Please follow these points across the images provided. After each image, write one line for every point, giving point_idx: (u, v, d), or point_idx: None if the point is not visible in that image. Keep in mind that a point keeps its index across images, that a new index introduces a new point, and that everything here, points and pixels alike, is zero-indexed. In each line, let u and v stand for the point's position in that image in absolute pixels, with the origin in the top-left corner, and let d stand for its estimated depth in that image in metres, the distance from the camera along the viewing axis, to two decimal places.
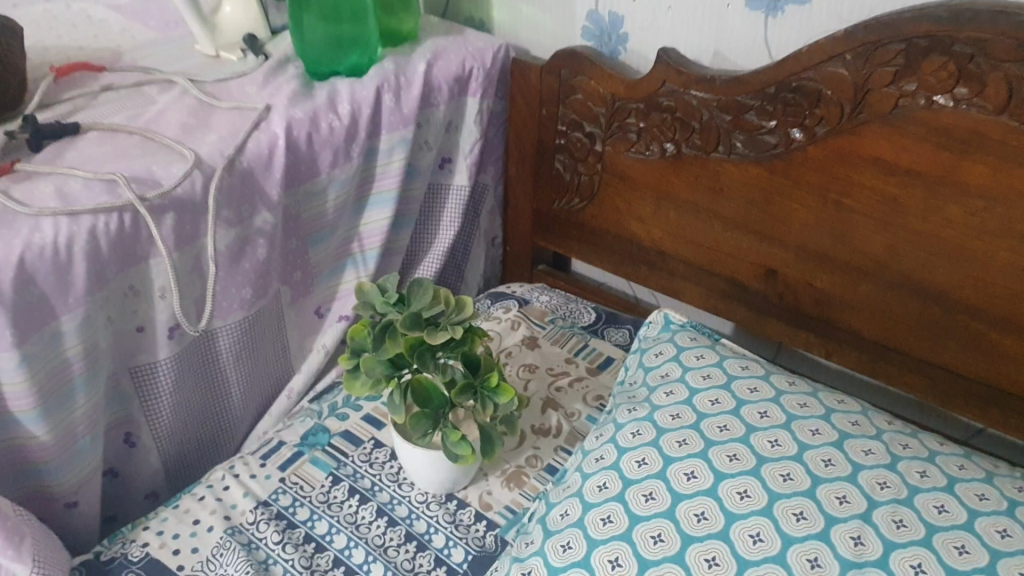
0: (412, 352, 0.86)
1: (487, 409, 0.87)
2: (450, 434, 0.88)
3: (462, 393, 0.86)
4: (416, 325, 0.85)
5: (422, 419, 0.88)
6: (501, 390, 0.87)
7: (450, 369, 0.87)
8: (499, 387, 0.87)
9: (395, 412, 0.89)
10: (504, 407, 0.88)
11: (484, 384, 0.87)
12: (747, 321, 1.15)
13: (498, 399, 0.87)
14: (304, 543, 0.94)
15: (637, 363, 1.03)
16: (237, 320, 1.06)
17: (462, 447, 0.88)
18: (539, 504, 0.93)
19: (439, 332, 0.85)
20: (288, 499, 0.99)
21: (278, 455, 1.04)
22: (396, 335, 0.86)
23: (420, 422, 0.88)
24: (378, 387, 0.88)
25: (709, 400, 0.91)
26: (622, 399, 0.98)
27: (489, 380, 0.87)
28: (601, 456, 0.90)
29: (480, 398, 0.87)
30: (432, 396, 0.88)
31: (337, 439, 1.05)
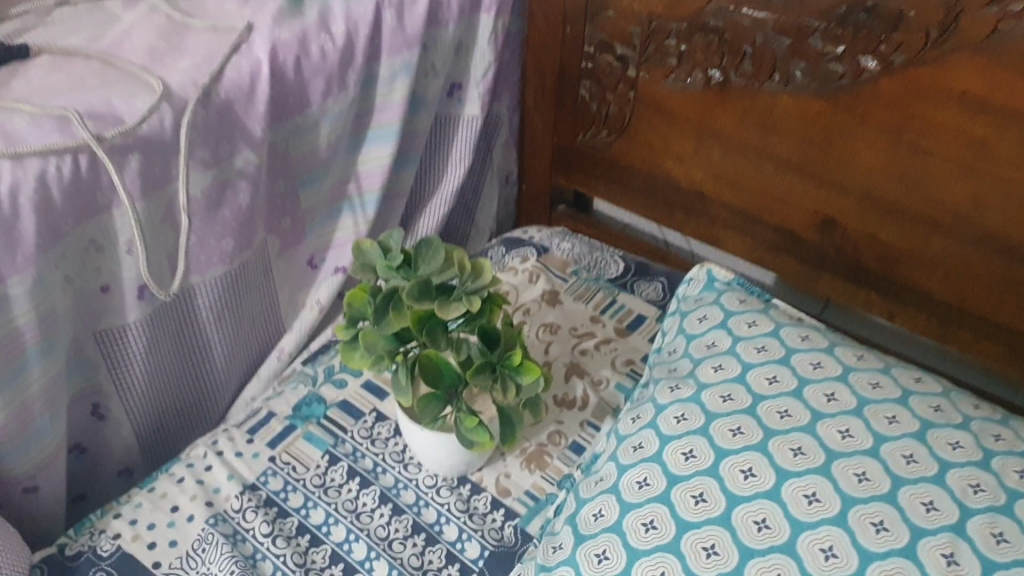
0: (419, 327, 0.73)
1: (509, 392, 0.74)
2: (466, 420, 0.76)
3: (478, 374, 0.73)
4: (425, 295, 0.72)
5: (431, 401, 0.76)
6: (526, 371, 0.74)
7: (465, 346, 0.74)
8: (522, 367, 0.74)
9: (401, 393, 0.76)
10: (529, 390, 0.75)
11: (504, 363, 0.75)
12: (797, 275, 1.02)
13: (521, 381, 0.74)
14: (298, 536, 0.83)
15: (677, 327, 0.90)
16: (217, 275, 0.93)
17: (478, 434, 0.76)
18: (565, 496, 0.81)
19: (452, 304, 0.72)
20: (279, 483, 0.87)
21: (267, 429, 0.92)
22: (400, 307, 0.73)
23: (430, 405, 0.76)
24: (380, 365, 0.75)
25: (765, 378, 0.78)
26: (661, 372, 0.85)
27: (510, 357, 0.74)
28: (640, 444, 0.77)
29: (500, 379, 0.74)
30: (444, 376, 0.75)
31: (334, 409, 0.93)
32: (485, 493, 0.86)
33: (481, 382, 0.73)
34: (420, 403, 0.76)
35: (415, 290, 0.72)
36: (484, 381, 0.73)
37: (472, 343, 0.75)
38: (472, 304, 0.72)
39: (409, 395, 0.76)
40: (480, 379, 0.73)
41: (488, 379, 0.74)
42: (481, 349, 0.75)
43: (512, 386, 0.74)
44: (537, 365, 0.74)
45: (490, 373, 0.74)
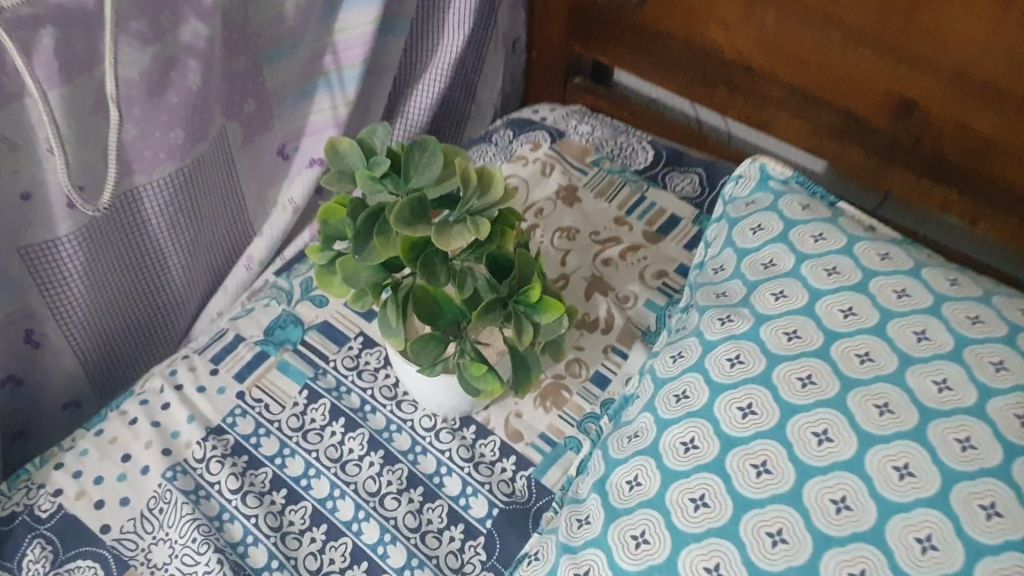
0: (412, 256, 0.58)
1: (525, 334, 0.60)
2: (472, 366, 0.62)
3: (487, 314, 0.59)
4: (419, 218, 0.57)
5: (429, 342, 0.62)
6: (545, 309, 0.60)
7: (470, 277, 0.59)
8: (541, 303, 0.60)
9: (391, 332, 0.62)
10: (550, 330, 0.61)
11: (519, 297, 0.60)
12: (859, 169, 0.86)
13: (539, 320, 0.60)
14: (273, 492, 0.70)
15: (725, 237, 0.75)
16: (168, 174, 0.76)
17: (486, 383, 0.62)
18: (592, 450, 0.67)
19: (453, 230, 0.57)
20: (249, 426, 0.73)
21: (234, 358, 0.77)
22: (388, 232, 0.58)
23: (428, 348, 0.62)
24: (364, 301, 0.62)
25: (839, 309, 0.64)
26: (706, 297, 0.70)
27: (526, 292, 0.60)
28: (684, 392, 0.63)
29: (513, 318, 0.60)
30: (444, 313, 0.61)
31: (311, 333, 0.78)
32: (493, 437, 0.73)
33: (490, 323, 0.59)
34: (416, 345, 0.61)
35: (406, 212, 0.57)
36: (492, 321, 0.59)
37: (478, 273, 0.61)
38: (478, 228, 0.57)
39: (401, 337, 0.61)
40: (488, 319, 0.59)
41: (498, 317, 0.59)
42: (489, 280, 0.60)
43: (528, 327, 0.60)
44: (560, 301, 0.59)
45: (502, 312, 0.59)
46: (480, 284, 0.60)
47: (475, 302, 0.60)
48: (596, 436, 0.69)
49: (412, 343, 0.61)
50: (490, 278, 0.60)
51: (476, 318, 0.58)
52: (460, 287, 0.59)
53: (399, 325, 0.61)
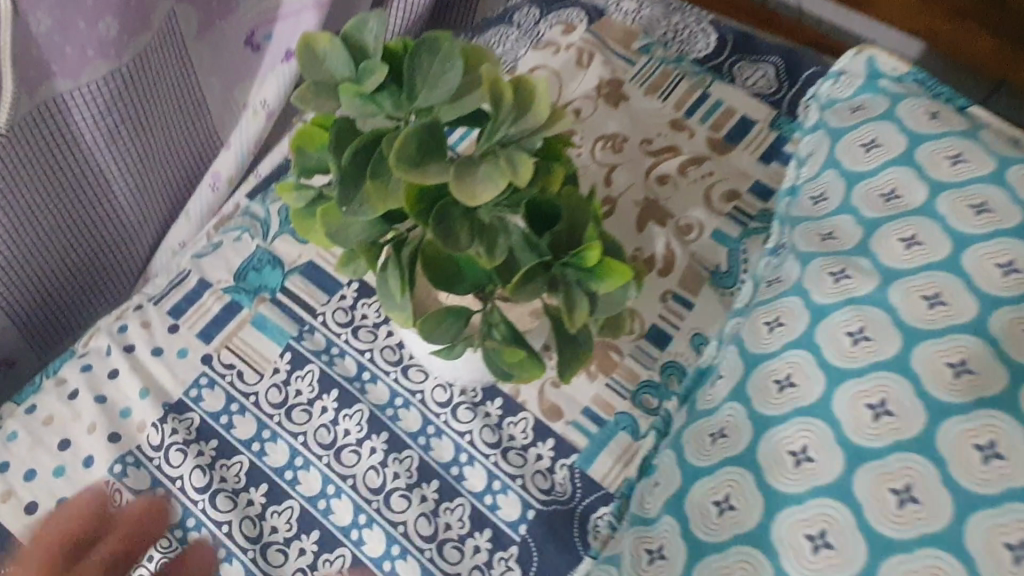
0: (421, 209, 0.41)
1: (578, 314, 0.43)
2: (504, 348, 0.45)
3: (526, 284, 0.42)
4: (430, 155, 0.40)
5: (445, 318, 0.45)
6: (605, 277, 0.43)
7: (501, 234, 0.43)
8: (599, 269, 0.43)
9: (393, 306, 0.45)
10: (611, 304, 0.45)
11: (570, 260, 0.43)
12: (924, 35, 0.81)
13: (596, 289, 0.44)
14: (250, 489, 0.54)
15: (826, 156, 0.58)
16: (104, 76, 0.58)
17: (524, 371, 0.46)
18: (659, 445, 0.51)
19: (480, 173, 0.40)
20: (218, 402, 0.57)
21: (197, 310, 0.60)
22: (385, 175, 0.41)
23: (443, 325, 0.45)
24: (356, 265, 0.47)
25: (997, 263, 0.47)
26: (807, 240, 0.53)
27: (582, 254, 0.43)
28: (789, 379, 0.47)
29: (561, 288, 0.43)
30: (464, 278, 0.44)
31: (293, 278, 0.62)
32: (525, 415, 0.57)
33: (530, 295, 0.42)
34: (428, 324, 0.45)
35: (413, 148, 0.39)
36: (533, 294, 0.42)
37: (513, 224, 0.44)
38: (516, 172, 0.40)
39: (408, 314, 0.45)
40: (528, 292, 0.42)
41: (541, 287, 0.43)
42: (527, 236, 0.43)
43: (581, 302, 0.43)
44: (627, 267, 0.43)
45: (545, 279, 0.43)
46: (514, 241, 0.43)
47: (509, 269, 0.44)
48: (662, 425, 0.53)
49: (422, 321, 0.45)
50: (528, 232, 0.43)
51: (510, 293, 0.41)
52: (492, 252, 0.42)
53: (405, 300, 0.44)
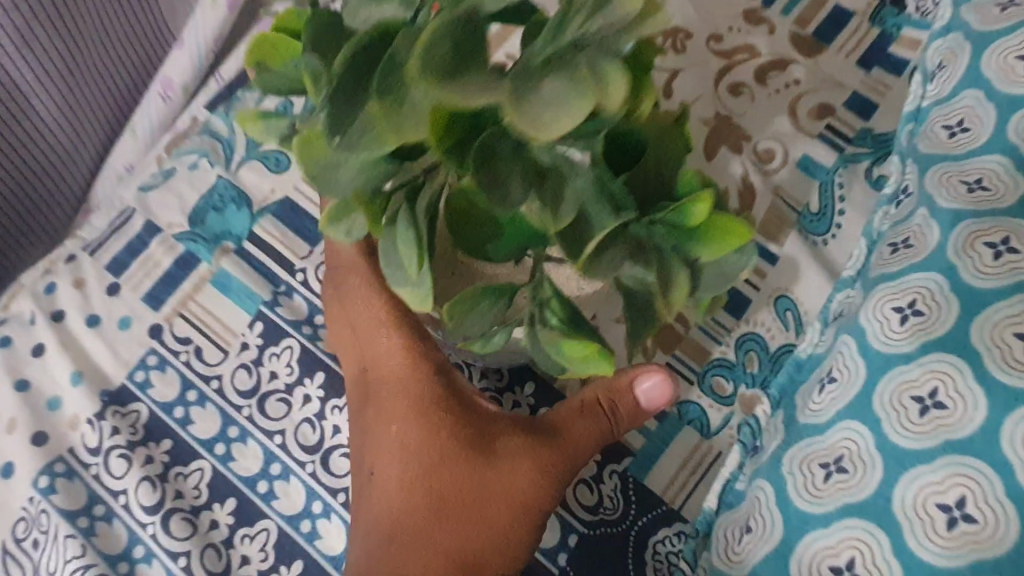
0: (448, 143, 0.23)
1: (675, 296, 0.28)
2: (564, 341, 0.30)
3: (609, 254, 0.26)
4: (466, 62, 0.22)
5: (480, 298, 0.31)
6: (711, 241, 0.28)
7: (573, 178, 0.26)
8: (703, 228, 0.28)
9: (411, 288, 0.28)
10: (717, 276, 0.29)
11: (663, 216, 0.27)
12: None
13: (697, 257, 0.29)
14: (214, 506, 0.42)
15: (965, 67, 0.43)
16: None
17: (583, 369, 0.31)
18: (746, 468, 0.40)
19: (548, 91, 0.22)
20: (171, 389, 0.45)
21: (143, 265, 0.47)
22: (400, 87, 0.22)
23: (474, 310, 0.31)
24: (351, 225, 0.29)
25: None
26: (948, 190, 0.39)
27: (685, 208, 0.27)
28: (935, 398, 0.34)
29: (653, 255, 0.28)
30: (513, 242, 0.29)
31: (263, 223, 0.48)
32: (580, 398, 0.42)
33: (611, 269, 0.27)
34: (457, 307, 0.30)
35: (440, 54, 0.22)
36: (612, 270, 0.26)
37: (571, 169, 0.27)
38: (605, 91, 0.22)
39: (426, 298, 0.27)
40: (610, 265, 0.26)
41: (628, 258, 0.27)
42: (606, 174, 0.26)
43: (681, 277, 0.28)
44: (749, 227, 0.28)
45: (631, 244, 0.27)
46: (585, 194, 0.26)
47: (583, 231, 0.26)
48: (749, 438, 0.41)
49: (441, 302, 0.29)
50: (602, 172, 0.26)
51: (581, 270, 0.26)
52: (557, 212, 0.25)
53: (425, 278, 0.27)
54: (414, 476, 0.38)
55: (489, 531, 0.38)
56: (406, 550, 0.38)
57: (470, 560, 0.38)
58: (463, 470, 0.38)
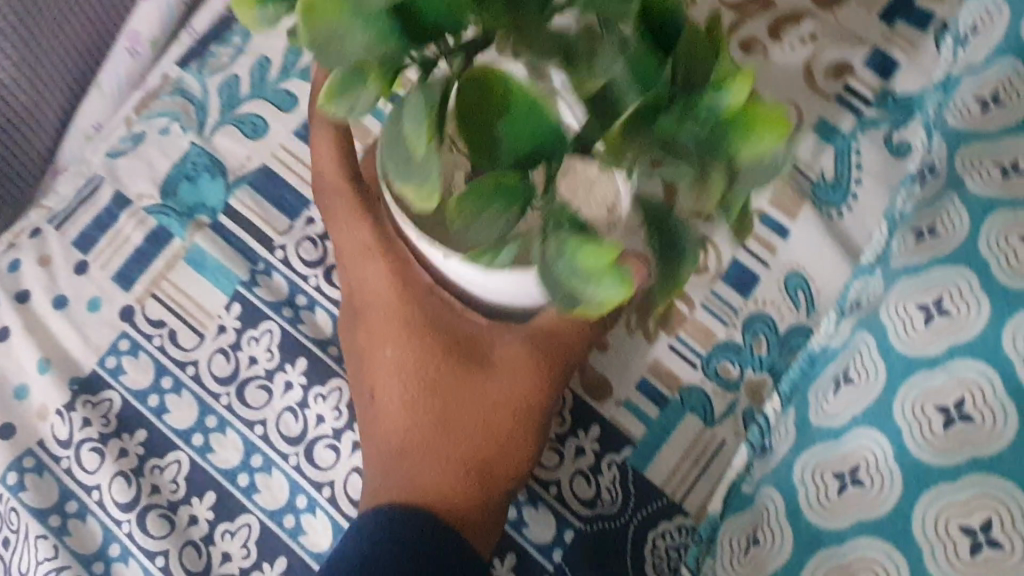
0: None
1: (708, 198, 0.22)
2: (583, 248, 0.23)
3: (631, 132, 0.22)
4: None
5: (491, 198, 0.23)
6: (751, 138, 0.22)
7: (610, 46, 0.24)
8: (739, 116, 0.22)
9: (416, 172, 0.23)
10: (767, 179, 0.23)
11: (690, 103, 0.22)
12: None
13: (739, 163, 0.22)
14: (192, 501, 0.40)
15: (1002, 33, 0.40)
16: None
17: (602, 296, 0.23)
18: (755, 469, 0.38)
19: None
20: (144, 375, 0.42)
21: (112, 240, 0.44)
22: None
23: (479, 217, 0.24)
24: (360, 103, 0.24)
25: None
26: (979, 175, 0.36)
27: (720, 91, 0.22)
28: (960, 409, 0.32)
29: (683, 158, 0.22)
30: (529, 146, 0.24)
31: (239, 194, 0.45)
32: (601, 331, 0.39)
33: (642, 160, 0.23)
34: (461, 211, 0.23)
35: None
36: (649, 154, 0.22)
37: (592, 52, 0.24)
38: None
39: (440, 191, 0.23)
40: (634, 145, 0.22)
41: (650, 149, 0.22)
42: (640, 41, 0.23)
43: (717, 176, 0.22)
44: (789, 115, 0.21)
45: (657, 138, 0.22)
46: (618, 77, 0.23)
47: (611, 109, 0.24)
48: (757, 436, 0.39)
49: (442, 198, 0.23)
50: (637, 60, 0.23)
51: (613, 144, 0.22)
52: (589, 73, 0.24)
53: (435, 166, 0.23)
54: (417, 395, 0.38)
55: (498, 435, 0.37)
56: (419, 467, 0.37)
57: (487, 463, 0.37)
58: (466, 380, 0.38)
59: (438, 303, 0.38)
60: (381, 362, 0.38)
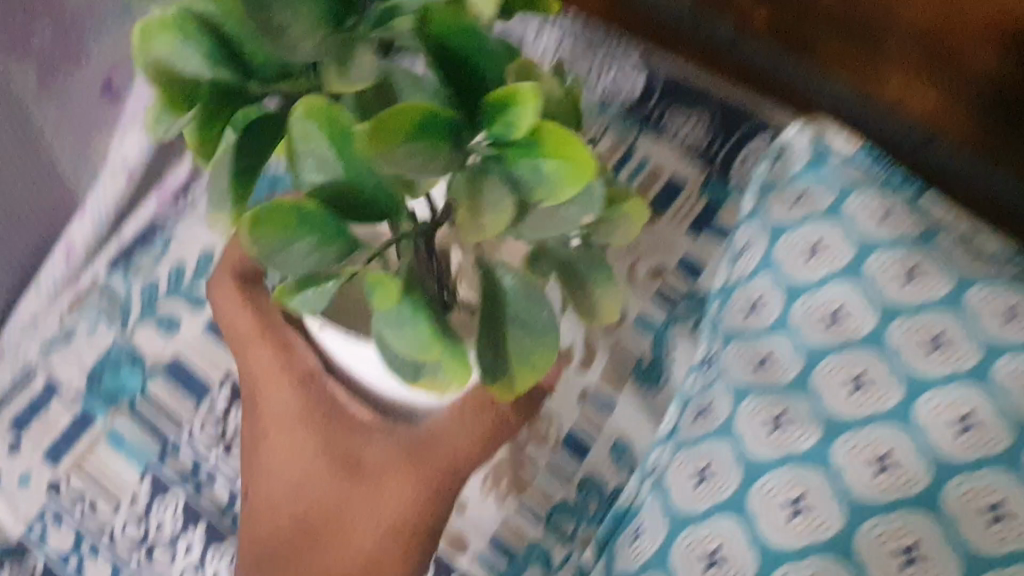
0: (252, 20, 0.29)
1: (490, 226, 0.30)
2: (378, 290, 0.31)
3: (404, 145, 0.28)
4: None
5: (293, 228, 0.31)
6: (535, 159, 0.30)
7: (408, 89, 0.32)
8: (532, 141, 0.30)
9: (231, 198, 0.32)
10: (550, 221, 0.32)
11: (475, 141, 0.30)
12: (855, 68, 0.76)
13: (527, 192, 0.30)
14: None
15: (761, 255, 0.51)
16: None
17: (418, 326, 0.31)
18: None
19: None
20: (66, 540, 0.50)
21: (43, 422, 0.52)
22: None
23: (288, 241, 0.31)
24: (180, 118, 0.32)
25: (948, 413, 0.41)
26: (739, 367, 0.47)
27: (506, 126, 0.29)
28: (717, 554, 0.41)
29: (468, 173, 0.30)
30: (337, 186, 0.31)
31: (154, 382, 0.53)
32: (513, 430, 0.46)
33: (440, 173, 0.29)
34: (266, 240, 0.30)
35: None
36: (410, 162, 0.28)
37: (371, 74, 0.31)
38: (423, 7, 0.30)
39: (232, 178, 0.32)
40: (401, 155, 0.28)
41: (444, 167, 0.29)
42: (439, 52, 0.30)
43: (495, 197, 0.30)
44: (586, 151, 0.29)
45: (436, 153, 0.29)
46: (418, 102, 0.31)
47: (393, 98, 0.34)
48: None
49: (229, 180, 0.32)
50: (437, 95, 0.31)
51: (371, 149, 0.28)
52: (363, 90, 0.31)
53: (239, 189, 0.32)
54: (301, 477, 0.46)
55: (362, 538, 0.45)
56: (301, 568, 0.46)
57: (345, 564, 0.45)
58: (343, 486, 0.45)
59: (324, 397, 0.45)
60: (278, 448, 0.47)
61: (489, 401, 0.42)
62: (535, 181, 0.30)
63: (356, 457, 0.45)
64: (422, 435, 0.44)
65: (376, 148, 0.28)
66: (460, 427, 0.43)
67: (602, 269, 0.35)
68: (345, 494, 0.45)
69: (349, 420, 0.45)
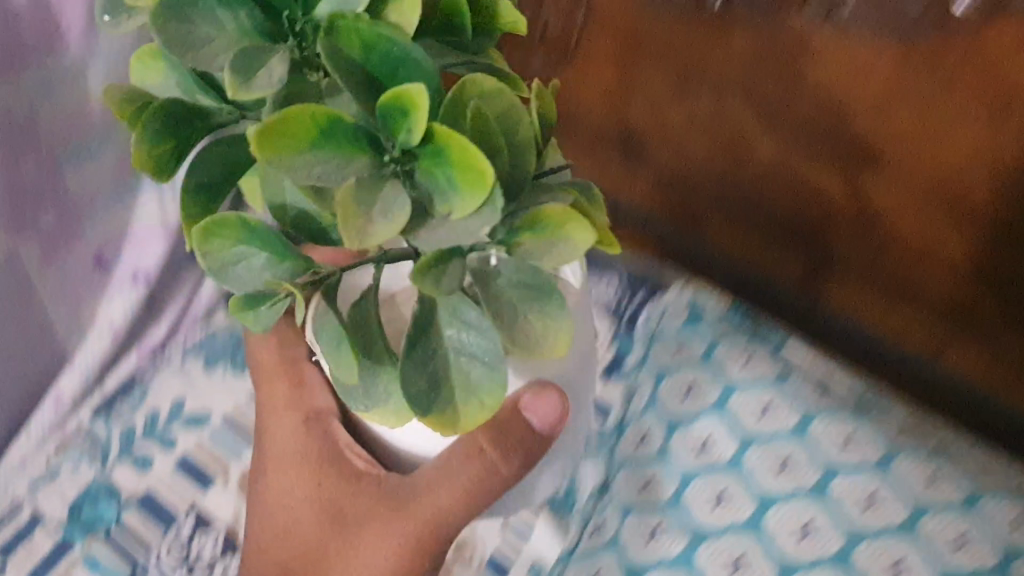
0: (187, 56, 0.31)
1: (447, 283, 0.29)
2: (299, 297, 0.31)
3: (304, 154, 0.27)
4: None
5: (238, 237, 0.31)
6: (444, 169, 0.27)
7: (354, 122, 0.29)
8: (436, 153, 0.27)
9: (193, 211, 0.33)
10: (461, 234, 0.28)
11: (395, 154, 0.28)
12: (901, 201, 0.90)
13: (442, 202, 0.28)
14: None
15: (648, 396, 0.61)
16: None
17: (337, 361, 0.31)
18: None
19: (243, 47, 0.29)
20: None
21: (27, 550, 0.60)
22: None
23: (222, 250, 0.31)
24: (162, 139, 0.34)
25: (792, 524, 0.51)
26: (627, 488, 0.56)
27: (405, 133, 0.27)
28: None
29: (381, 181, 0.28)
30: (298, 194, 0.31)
31: (128, 513, 0.61)
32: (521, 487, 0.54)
33: (353, 183, 0.28)
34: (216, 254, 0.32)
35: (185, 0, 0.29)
36: (302, 167, 0.27)
37: (279, 84, 0.29)
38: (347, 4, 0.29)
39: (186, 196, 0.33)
40: (302, 164, 0.27)
41: (348, 174, 0.28)
42: (360, 74, 0.27)
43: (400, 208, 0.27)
44: (484, 167, 0.26)
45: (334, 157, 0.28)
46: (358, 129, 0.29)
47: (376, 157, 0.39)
48: None
49: (185, 196, 0.33)
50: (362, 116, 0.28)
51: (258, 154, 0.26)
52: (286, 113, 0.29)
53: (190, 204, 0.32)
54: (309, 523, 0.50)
55: None
56: None
57: None
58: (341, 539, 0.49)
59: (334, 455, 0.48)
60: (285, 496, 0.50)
61: (479, 449, 0.44)
62: (440, 216, 0.28)
63: (339, 509, 0.48)
64: (406, 486, 0.46)
65: (269, 157, 0.27)
66: (450, 477, 0.45)
67: (551, 298, 0.31)
68: (332, 540, 0.49)
69: (345, 473, 0.47)
